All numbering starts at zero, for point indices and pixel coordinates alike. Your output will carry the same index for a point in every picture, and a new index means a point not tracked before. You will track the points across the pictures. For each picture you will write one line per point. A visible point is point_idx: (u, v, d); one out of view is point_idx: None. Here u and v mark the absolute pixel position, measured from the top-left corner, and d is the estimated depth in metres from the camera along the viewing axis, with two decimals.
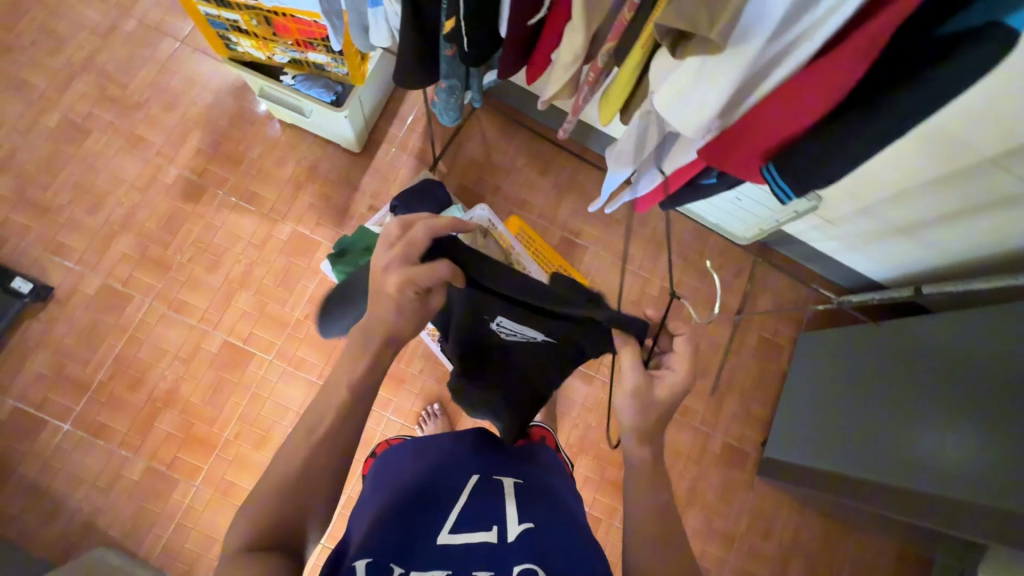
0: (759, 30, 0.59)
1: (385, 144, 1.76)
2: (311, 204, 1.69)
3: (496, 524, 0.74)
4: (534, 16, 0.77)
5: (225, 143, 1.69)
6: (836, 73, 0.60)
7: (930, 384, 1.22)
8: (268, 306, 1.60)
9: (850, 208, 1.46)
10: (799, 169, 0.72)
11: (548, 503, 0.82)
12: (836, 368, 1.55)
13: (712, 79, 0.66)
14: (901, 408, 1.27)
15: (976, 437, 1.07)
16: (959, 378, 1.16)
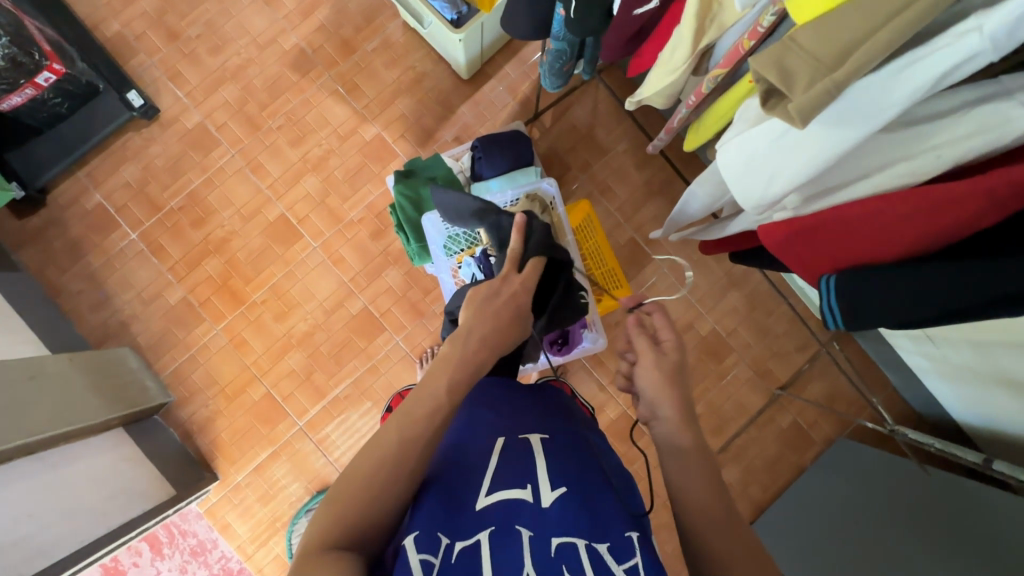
0: (864, 119, 0.54)
1: (494, 80, 1.68)
2: (402, 115, 1.67)
3: (530, 483, 0.74)
4: (643, 8, 0.67)
5: (347, 27, 1.69)
6: (951, 204, 0.52)
7: (934, 538, 1.09)
8: (330, 197, 1.65)
9: (960, 335, 1.24)
10: (857, 290, 0.61)
11: (580, 459, 0.81)
12: (855, 472, 1.40)
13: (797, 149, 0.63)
14: (887, 541, 1.16)
15: None
16: (969, 547, 1.03)
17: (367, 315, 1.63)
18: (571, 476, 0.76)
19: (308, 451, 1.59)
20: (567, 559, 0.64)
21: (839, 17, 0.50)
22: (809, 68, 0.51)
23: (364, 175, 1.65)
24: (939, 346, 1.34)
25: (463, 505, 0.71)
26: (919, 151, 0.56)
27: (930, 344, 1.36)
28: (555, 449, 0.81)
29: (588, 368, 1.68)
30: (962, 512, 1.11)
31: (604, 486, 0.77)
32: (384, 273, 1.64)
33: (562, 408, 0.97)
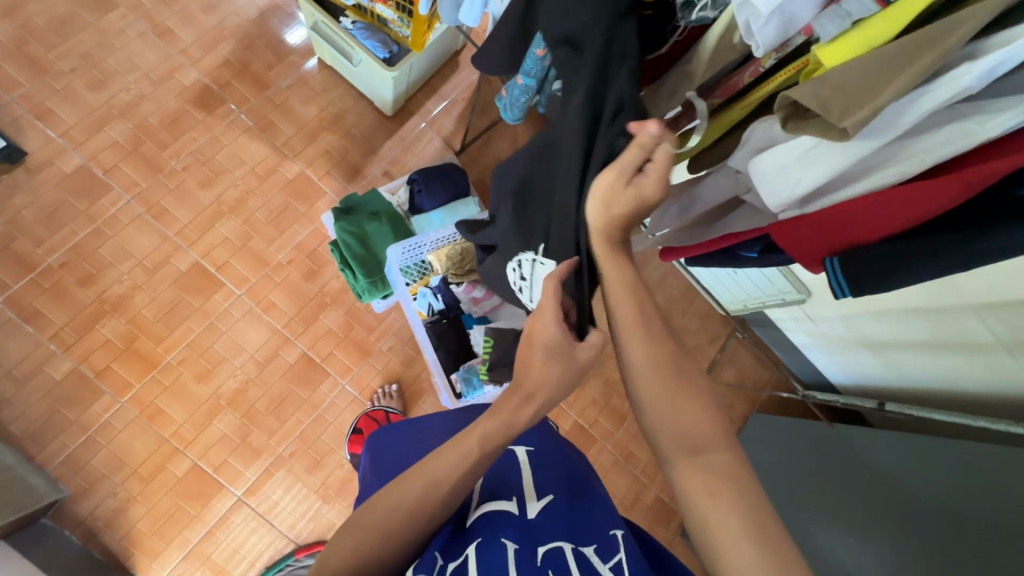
0: (880, 135, 0.55)
1: (417, 116, 1.71)
2: (325, 151, 1.63)
3: (515, 496, 0.66)
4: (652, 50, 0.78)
5: (256, 63, 1.61)
6: (930, 194, 0.55)
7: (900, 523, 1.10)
8: (253, 240, 1.53)
9: (838, 311, 1.53)
10: (861, 273, 0.62)
11: (566, 472, 0.73)
12: (817, 456, 1.42)
13: (806, 163, 0.63)
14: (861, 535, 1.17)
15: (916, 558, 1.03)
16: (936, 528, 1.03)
17: (306, 361, 1.52)
18: (558, 486, 0.69)
19: (250, 523, 1.41)
20: (555, 564, 0.56)
21: (875, 56, 0.50)
22: (838, 100, 0.51)
23: (289, 215, 1.57)
24: (817, 322, 1.64)
25: (447, 526, 0.62)
26: (908, 155, 0.57)
27: (812, 322, 1.66)
28: (540, 457, 0.75)
29: None
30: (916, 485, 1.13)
31: (592, 496, 0.71)
32: (323, 315, 1.55)
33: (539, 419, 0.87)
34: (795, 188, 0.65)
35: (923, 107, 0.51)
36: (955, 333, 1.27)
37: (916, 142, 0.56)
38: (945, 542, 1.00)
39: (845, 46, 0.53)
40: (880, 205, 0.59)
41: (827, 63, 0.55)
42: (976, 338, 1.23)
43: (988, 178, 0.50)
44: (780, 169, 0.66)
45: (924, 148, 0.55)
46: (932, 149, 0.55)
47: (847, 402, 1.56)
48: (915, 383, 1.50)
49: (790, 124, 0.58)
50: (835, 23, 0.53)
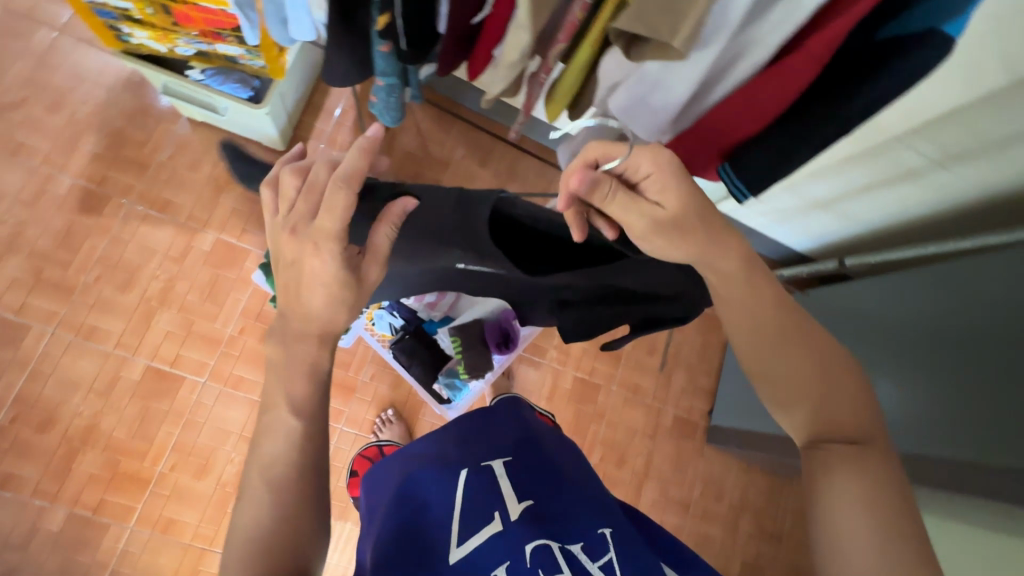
0: (720, 36, 0.61)
1: (312, 140, 1.62)
2: (233, 209, 1.55)
3: (496, 511, 0.63)
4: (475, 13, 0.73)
5: (126, 146, 1.52)
6: (791, 76, 0.61)
7: (944, 370, 0.99)
8: (196, 324, 1.48)
9: (780, 185, 1.54)
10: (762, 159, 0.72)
11: (549, 477, 0.70)
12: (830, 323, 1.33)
13: (676, 76, 0.69)
14: (898, 387, 1.07)
15: (960, 377, 0.96)
16: (997, 361, 0.91)
17: None
18: (544, 495, 0.66)
19: None
20: (543, 565, 0.57)
21: None
22: (666, 19, 0.55)
23: (221, 286, 1.51)
24: (767, 202, 1.65)
25: (427, 566, 0.57)
26: (758, 41, 0.63)
27: (759, 204, 1.66)
28: (521, 469, 0.70)
29: (528, 356, 1.74)
30: (949, 321, 1.02)
31: (575, 493, 0.69)
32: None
33: (524, 421, 0.83)
34: (680, 97, 0.72)
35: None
36: (892, 168, 1.30)
37: (757, 27, 0.62)
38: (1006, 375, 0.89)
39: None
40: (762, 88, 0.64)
41: None
42: (912, 166, 1.26)
43: (832, 46, 0.57)
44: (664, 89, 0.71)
45: (766, 31, 0.62)
46: (775, 28, 0.61)
47: (809, 268, 1.58)
48: (868, 227, 1.54)
49: (633, 51, 0.61)
50: None
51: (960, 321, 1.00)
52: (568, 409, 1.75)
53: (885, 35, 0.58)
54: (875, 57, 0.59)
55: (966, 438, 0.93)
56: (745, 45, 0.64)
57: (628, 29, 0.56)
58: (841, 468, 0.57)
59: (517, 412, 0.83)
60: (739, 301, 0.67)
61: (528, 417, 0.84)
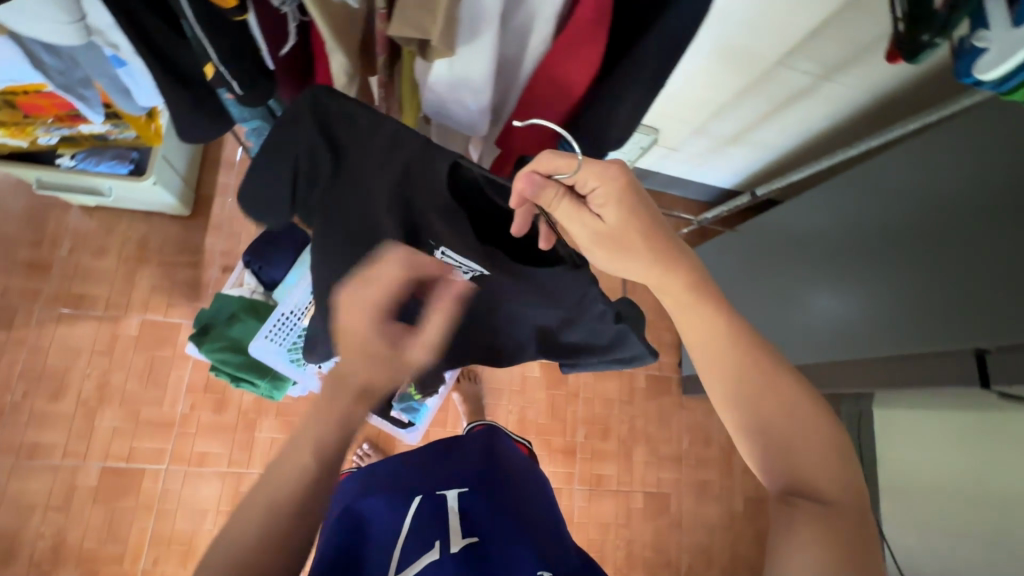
0: (487, 20, 0.55)
1: (216, 196, 1.56)
2: (152, 286, 1.49)
3: (437, 538, 0.61)
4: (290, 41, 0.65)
5: (21, 251, 1.44)
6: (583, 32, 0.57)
7: (886, 263, 1.02)
8: (143, 412, 1.42)
9: (686, 132, 1.55)
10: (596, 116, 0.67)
11: (505, 507, 0.70)
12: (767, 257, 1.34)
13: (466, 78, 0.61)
14: (849, 291, 1.09)
15: (901, 272, 0.99)
16: (932, 245, 0.94)
17: None
18: (492, 530, 0.64)
19: None
20: None
21: None
22: (429, 13, 0.49)
23: (160, 367, 1.45)
24: (679, 150, 1.65)
25: None
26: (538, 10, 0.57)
27: (673, 153, 1.66)
28: (474, 497, 0.71)
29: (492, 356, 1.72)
30: (882, 216, 1.05)
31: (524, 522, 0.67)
32: (259, 429, 1.47)
33: (494, 454, 0.85)
34: (483, 97, 0.64)
35: None
36: (780, 90, 1.32)
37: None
38: (939, 256, 0.93)
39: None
40: (560, 64, 0.60)
41: None
42: (798, 84, 1.29)
43: None
44: (458, 91, 0.63)
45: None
46: None
47: (728, 207, 1.59)
48: (777, 149, 1.57)
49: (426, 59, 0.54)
50: None
51: (895, 213, 1.03)
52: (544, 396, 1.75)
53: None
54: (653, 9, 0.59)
55: (923, 333, 0.95)
56: (525, 24, 0.59)
57: (398, 36, 0.50)
58: (806, 524, 0.45)
59: (489, 447, 0.85)
60: (701, 335, 0.57)
61: (499, 450, 0.87)
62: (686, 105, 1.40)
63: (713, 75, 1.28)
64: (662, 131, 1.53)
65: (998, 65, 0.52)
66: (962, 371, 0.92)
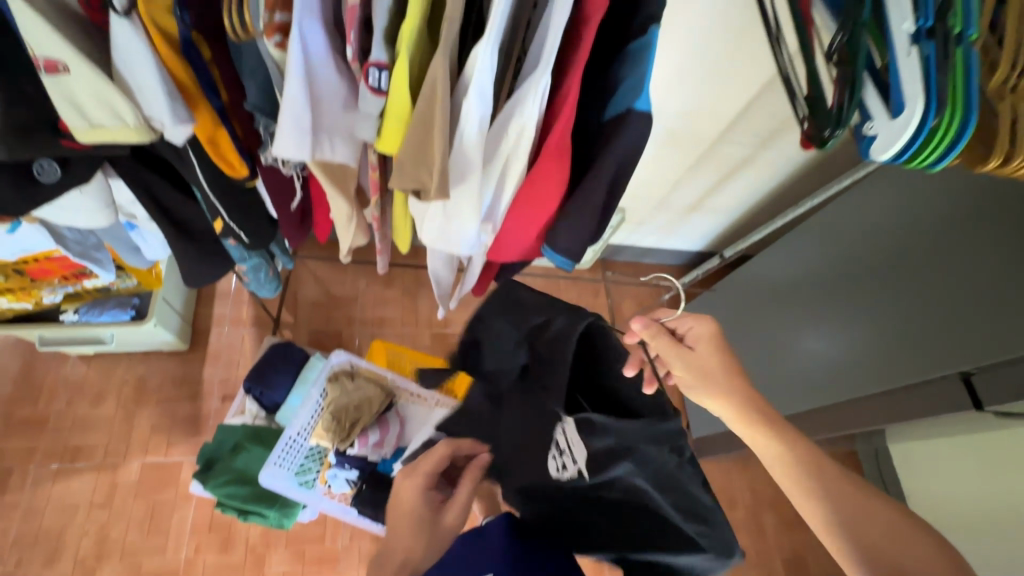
0: (471, 169, 0.60)
1: (213, 327, 1.60)
2: (152, 426, 1.47)
3: None
4: (292, 196, 0.73)
5: (18, 411, 1.44)
6: (551, 171, 0.62)
7: (874, 296, 1.05)
8: (143, 564, 1.35)
9: (650, 207, 1.67)
10: (569, 235, 0.68)
11: None
12: (759, 309, 1.37)
13: (455, 213, 0.66)
14: (840, 329, 1.10)
15: (884, 309, 1.02)
16: (914, 275, 0.97)
17: None
18: None
19: None
20: None
21: (413, 132, 0.54)
22: (424, 169, 0.55)
23: (162, 510, 1.40)
24: (647, 223, 1.77)
25: None
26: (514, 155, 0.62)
27: (642, 226, 1.78)
28: None
29: None
30: (859, 257, 1.10)
31: None
32: (269, 564, 1.40)
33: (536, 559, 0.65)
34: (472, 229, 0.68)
35: (469, 138, 0.56)
36: (725, 162, 1.46)
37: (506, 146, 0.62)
38: (922, 284, 0.96)
39: (392, 133, 0.55)
40: (540, 188, 0.65)
41: (395, 147, 0.57)
42: (740, 154, 1.43)
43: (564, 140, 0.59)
44: (449, 221, 0.68)
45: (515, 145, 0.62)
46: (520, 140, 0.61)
47: (700, 270, 1.68)
48: (738, 210, 1.69)
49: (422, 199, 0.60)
50: (368, 123, 0.56)
51: (875, 251, 1.07)
52: None
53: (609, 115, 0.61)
54: (607, 134, 0.61)
55: (913, 360, 0.93)
56: (503, 161, 0.64)
57: (399, 187, 0.57)
58: None
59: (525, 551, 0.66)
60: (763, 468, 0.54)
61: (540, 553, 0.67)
62: (644, 185, 1.54)
63: (661, 157, 1.44)
64: (627, 208, 1.66)
65: (896, 141, 0.51)
66: (947, 395, 0.88)
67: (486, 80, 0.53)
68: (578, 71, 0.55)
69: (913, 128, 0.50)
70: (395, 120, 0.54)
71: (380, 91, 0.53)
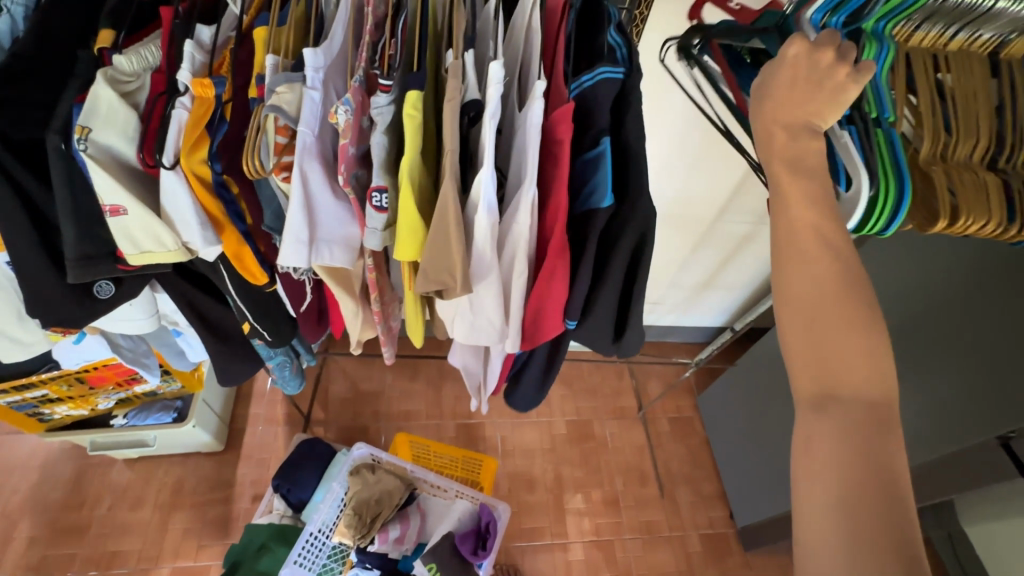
0: (488, 266, 0.68)
1: (248, 427, 1.67)
2: (184, 529, 1.51)
3: None
4: (304, 300, 0.84)
5: (64, 516, 1.51)
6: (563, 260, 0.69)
7: (908, 358, 1.03)
8: None
9: (661, 287, 1.72)
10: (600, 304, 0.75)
11: None
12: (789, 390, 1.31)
13: (481, 304, 0.73)
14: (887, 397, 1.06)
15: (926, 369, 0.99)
16: (944, 334, 0.96)
17: None
18: None
19: None
20: None
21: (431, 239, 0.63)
22: (445, 272, 0.64)
23: None
24: (662, 302, 1.80)
25: None
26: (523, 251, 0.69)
27: (658, 306, 1.81)
28: None
29: (530, 544, 1.61)
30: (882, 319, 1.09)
31: None
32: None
33: None
34: (495, 321, 0.75)
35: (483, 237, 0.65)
36: (726, 241, 1.53)
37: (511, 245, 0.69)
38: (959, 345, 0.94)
39: (407, 243, 0.64)
40: (557, 282, 0.71)
41: (415, 258, 0.66)
42: (739, 233, 1.50)
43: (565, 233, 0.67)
44: (478, 315, 0.75)
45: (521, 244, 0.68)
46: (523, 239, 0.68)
47: (716, 346, 1.67)
48: (748, 284, 1.72)
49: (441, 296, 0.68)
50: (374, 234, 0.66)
51: (903, 308, 1.05)
52: None
53: (581, 206, 0.71)
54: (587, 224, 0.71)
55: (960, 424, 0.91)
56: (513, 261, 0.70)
57: (423, 290, 0.66)
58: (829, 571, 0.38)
59: None
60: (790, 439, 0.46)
61: None
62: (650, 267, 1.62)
63: (661, 240, 1.53)
64: None
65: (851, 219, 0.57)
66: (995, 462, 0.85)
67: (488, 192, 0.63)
68: (559, 182, 0.65)
69: (867, 204, 0.57)
70: (410, 232, 0.63)
71: (382, 209, 0.64)
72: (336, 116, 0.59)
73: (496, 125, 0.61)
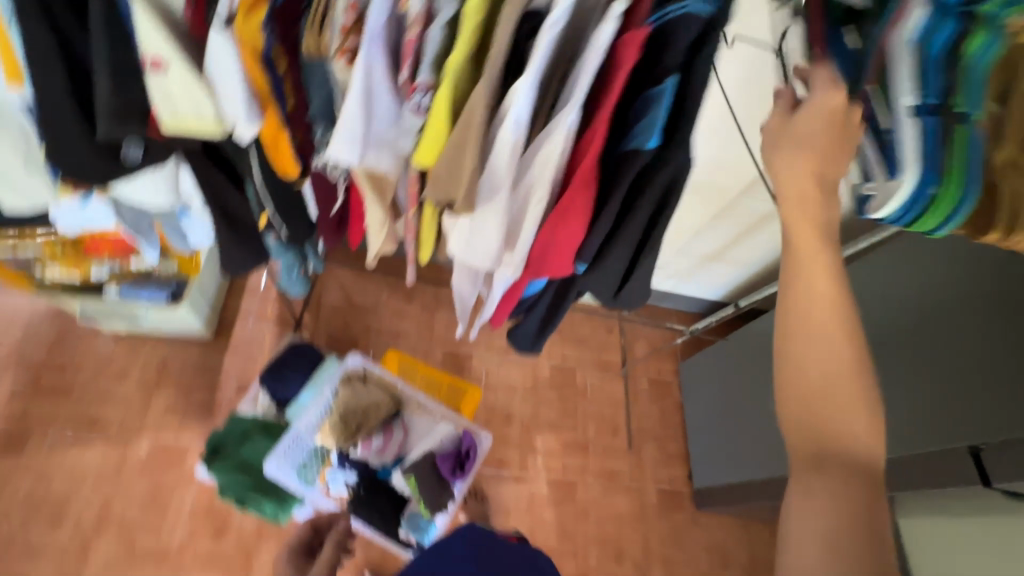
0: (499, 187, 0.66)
1: (239, 319, 1.66)
2: (168, 407, 1.53)
3: None
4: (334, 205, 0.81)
5: (48, 375, 1.52)
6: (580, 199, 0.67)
7: (912, 354, 1.01)
8: (137, 539, 1.39)
9: (671, 251, 1.69)
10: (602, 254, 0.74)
11: None
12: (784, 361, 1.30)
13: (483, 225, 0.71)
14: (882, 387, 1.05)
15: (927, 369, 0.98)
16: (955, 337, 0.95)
17: None
18: None
19: None
20: None
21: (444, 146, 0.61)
22: (452, 182, 0.62)
23: (164, 491, 1.45)
24: (667, 267, 1.78)
25: None
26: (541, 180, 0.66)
27: (663, 269, 1.80)
28: None
29: (497, 472, 1.69)
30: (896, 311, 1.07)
31: None
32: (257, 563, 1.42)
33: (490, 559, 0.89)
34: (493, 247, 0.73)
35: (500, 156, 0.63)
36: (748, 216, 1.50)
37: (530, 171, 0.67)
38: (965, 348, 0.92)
39: (429, 147, 0.62)
40: (568, 219, 0.69)
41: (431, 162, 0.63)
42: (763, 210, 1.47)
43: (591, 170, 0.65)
44: (477, 236, 0.73)
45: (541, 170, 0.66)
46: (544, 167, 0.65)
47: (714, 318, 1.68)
48: (757, 263, 1.71)
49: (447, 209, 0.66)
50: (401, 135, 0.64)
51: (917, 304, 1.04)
52: (551, 513, 1.68)
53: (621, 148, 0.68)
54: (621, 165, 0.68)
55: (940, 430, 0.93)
56: (529, 187, 0.68)
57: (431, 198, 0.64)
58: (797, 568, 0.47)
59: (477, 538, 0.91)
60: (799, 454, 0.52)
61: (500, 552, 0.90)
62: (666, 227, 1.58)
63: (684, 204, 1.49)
64: None
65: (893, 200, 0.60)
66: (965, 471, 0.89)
67: (521, 108, 0.60)
68: (603, 114, 0.62)
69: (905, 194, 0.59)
70: (433, 136, 0.61)
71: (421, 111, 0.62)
72: (409, 3, 0.57)
73: (554, 36, 0.56)
